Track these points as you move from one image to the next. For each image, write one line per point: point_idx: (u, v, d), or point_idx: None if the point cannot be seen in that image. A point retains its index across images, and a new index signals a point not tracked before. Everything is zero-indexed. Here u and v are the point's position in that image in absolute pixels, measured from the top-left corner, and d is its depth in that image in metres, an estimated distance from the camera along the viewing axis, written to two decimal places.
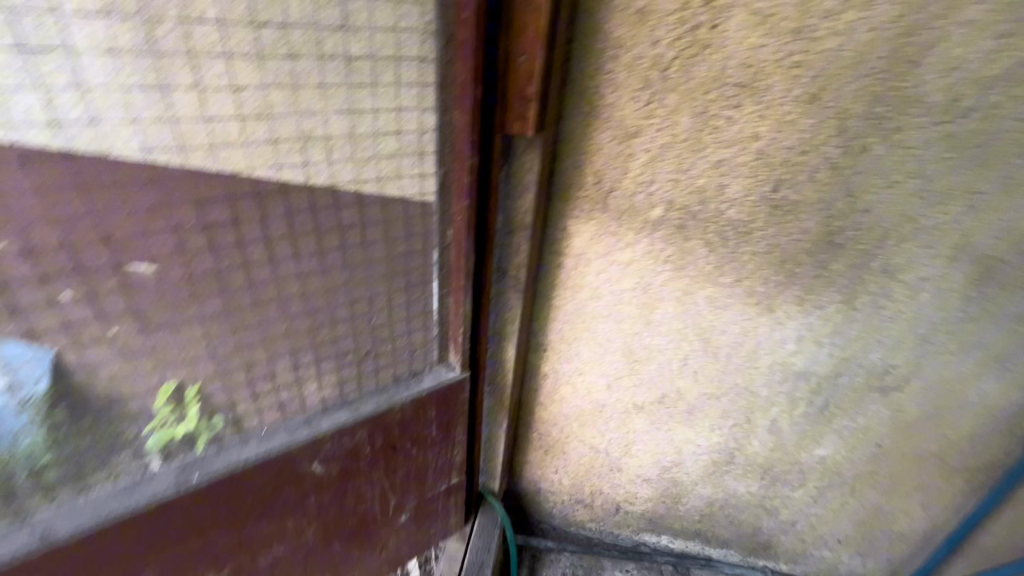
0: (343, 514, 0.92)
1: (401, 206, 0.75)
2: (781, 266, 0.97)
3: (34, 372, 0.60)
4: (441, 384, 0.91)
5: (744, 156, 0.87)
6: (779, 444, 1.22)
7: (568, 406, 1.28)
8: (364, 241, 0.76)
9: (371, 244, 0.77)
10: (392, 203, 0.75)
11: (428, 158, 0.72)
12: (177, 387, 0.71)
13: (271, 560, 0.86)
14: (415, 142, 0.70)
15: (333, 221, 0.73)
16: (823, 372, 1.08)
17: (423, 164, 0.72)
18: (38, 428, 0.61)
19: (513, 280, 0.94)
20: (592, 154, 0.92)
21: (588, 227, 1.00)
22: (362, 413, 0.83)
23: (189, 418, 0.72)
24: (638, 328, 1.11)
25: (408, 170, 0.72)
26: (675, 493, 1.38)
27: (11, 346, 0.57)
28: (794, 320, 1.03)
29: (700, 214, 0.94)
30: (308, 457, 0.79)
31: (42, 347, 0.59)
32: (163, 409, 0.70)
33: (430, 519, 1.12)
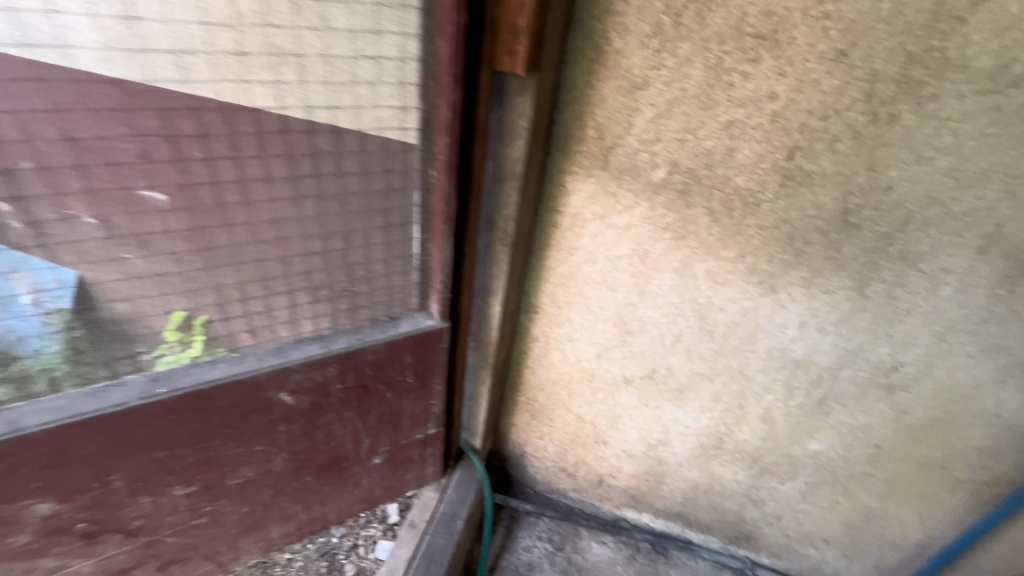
0: (313, 447, 0.93)
1: (380, 138, 0.73)
2: (788, 244, 0.90)
3: (60, 291, 0.65)
4: (418, 330, 0.90)
5: (757, 117, 0.80)
6: (770, 433, 1.17)
7: (556, 373, 1.26)
8: (341, 171, 0.73)
9: (348, 175, 0.74)
10: (369, 134, 0.72)
11: (408, 90, 0.69)
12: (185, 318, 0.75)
13: (239, 481, 0.88)
14: (394, 70, 0.68)
15: (308, 146, 0.71)
16: (824, 363, 1.02)
17: (404, 95, 0.70)
18: (58, 342, 0.66)
19: (501, 233, 0.91)
20: (595, 105, 0.86)
21: (586, 186, 0.95)
22: (333, 350, 0.83)
23: (194, 347, 0.76)
24: (632, 298, 1.07)
25: (388, 100, 0.70)
26: (659, 472, 1.36)
27: (39, 264, 0.63)
28: (797, 304, 0.97)
29: (705, 180, 0.88)
30: (276, 385, 0.80)
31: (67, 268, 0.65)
32: (172, 333, 0.74)
33: (405, 465, 1.13)
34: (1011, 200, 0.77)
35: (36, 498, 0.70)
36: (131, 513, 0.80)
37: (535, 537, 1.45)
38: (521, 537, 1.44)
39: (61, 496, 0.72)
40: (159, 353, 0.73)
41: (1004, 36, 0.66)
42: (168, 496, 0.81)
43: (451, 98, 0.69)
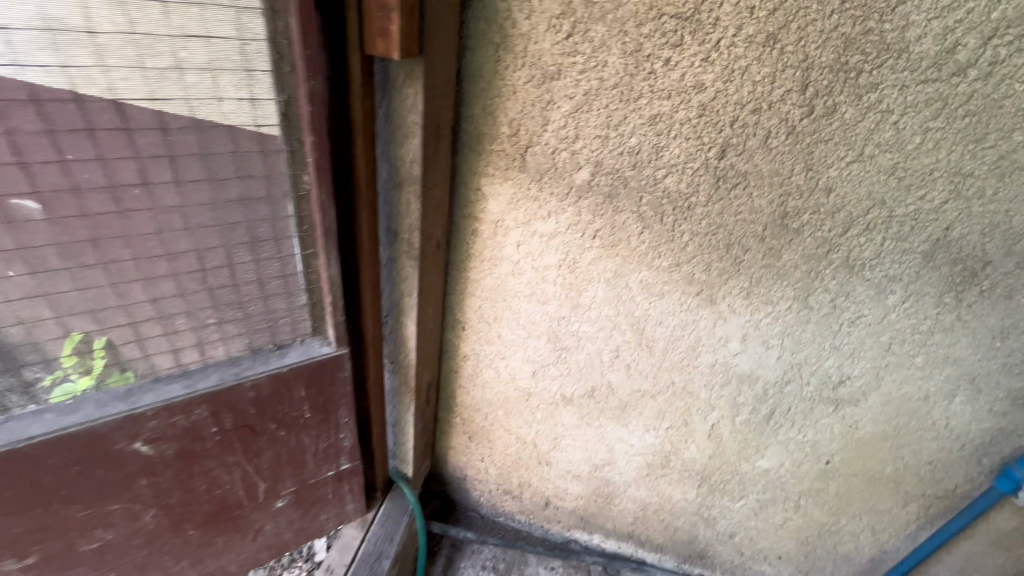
0: (192, 498, 0.80)
1: (230, 137, 0.58)
2: (725, 251, 0.82)
3: None
4: (309, 360, 0.78)
5: (684, 110, 0.71)
6: (718, 451, 1.09)
7: (491, 392, 1.15)
8: (181, 177, 0.58)
9: (193, 183, 0.59)
10: (213, 130, 0.57)
11: (258, 77, 0.56)
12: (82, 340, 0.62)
13: (96, 546, 0.74)
14: (235, 53, 0.54)
15: (127, 145, 0.53)
16: (769, 377, 0.94)
17: (254, 84, 0.56)
18: None
19: (406, 245, 0.80)
20: (505, 98, 0.76)
21: (504, 189, 0.84)
22: (200, 389, 0.70)
23: (96, 370, 0.64)
24: (564, 312, 0.97)
25: (231, 90, 0.55)
26: (606, 493, 1.27)
27: None
28: (739, 316, 0.88)
29: (633, 182, 0.78)
30: (126, 435, 0.67)
31: None
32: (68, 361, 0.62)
33: (318, 505, 1.00)
34: (957, 202, 0.70)
35: None
36: None
37: (478, 567, 1.34)
38: (462, 568, 1.33)
39: None
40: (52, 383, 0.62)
41: (946, 18, 0.59)
42: None
43: (309, 87, 0.57)
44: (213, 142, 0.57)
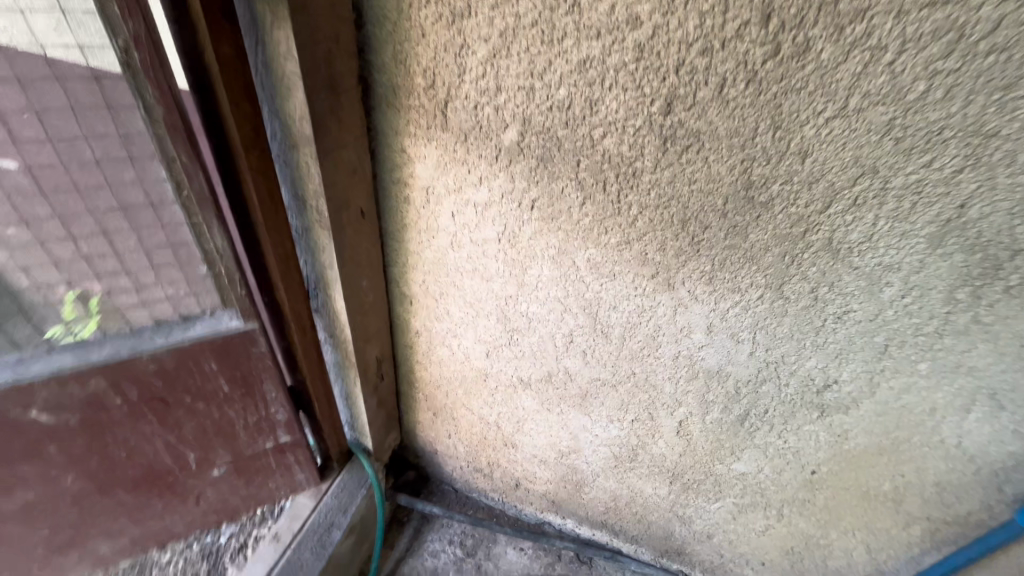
0: (114, 464, 0.80)
1: (65, 89, 0.53)
2: (681, 228, 0.69)
3: None
4: (215, 335, 0.74)
5: (618, 52, 0.57)
6: (689, 449, 0.98)
7: (448, 370, 1.09)
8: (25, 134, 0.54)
9: (38, 140, 0.55)
10: (45, 83, 0.52)
11: (82, 20, 0.49)
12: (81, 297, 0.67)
13: (20, 503, 0.76)
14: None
15: None
16: (741, 375, 0.82)
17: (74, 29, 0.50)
18: None
19: (316, 213, 0.73)
20: (414, 42, 0.64)
21: (429, 151, 0.74)
22: (91, 361, 0.67)
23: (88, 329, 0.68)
24: (510, 290, 0.87)
25: (53, 38, 0.51)
26: (575, 481, 1.19)
27: None
28: (702, 304, 0.76)
29: (567, 143, 0.66)
30: (17, 404, 0.66)
31: None
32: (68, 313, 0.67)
33: (262, 474, 1.00)
34: (977, 171, 0.52)
35: None
36: None
37: (445, 541, 1.32)
38: (428, 541, 1.32)
39: None
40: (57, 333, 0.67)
41: None
42: None
43: (134, 29, 0.49)
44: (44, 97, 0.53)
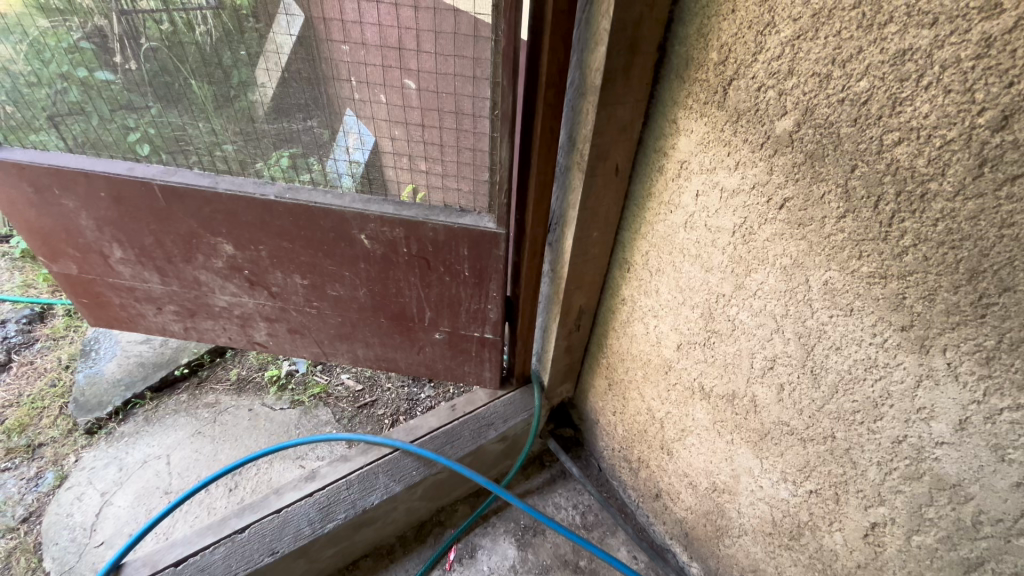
0: (386, 295, 1.13)
1: (452, 18, 0.78)
2: (967, 281, 0.54)
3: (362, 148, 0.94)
4: (475, 228, 0.95)
5: (955, 45, 0.48)
6: (875, 566, 0.78)
7: (637, 348, 1.11)
8: (421, 49, 0.82)
9: (426, 54, 0.82)
10: (444, 13, 0.78)
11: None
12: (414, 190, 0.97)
13: (335, 294, 1.16)
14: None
15: (399, 18, 0.80)
16: (990, 507, 0.60)
17: None
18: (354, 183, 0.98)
19: (579, 156, 0.86)
20: (723, 17, 0.67)
21: (697, 127, 0.77)
22: (402, 214, 0.97)
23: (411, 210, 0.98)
24: (725, 289, 0.84)
25: None
26: (718, 524, 1.08)
27: (361, 125, 0.93)
28: (961, 386, 0.59)
29: (848, 143, 0.60)
30: (358, 226, 1.00)
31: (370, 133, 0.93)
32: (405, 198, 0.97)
33: (463, 356, 1.24)
34: None
35: (220, 239, 1.09)
36: (272, 279, 1.16)
37: (570, 502, 1.38)
38: (557, 493, 1.40)
39: (234, 246, 1.09)
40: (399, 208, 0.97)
41: None
42: (292, 279, 1.15)
43: None
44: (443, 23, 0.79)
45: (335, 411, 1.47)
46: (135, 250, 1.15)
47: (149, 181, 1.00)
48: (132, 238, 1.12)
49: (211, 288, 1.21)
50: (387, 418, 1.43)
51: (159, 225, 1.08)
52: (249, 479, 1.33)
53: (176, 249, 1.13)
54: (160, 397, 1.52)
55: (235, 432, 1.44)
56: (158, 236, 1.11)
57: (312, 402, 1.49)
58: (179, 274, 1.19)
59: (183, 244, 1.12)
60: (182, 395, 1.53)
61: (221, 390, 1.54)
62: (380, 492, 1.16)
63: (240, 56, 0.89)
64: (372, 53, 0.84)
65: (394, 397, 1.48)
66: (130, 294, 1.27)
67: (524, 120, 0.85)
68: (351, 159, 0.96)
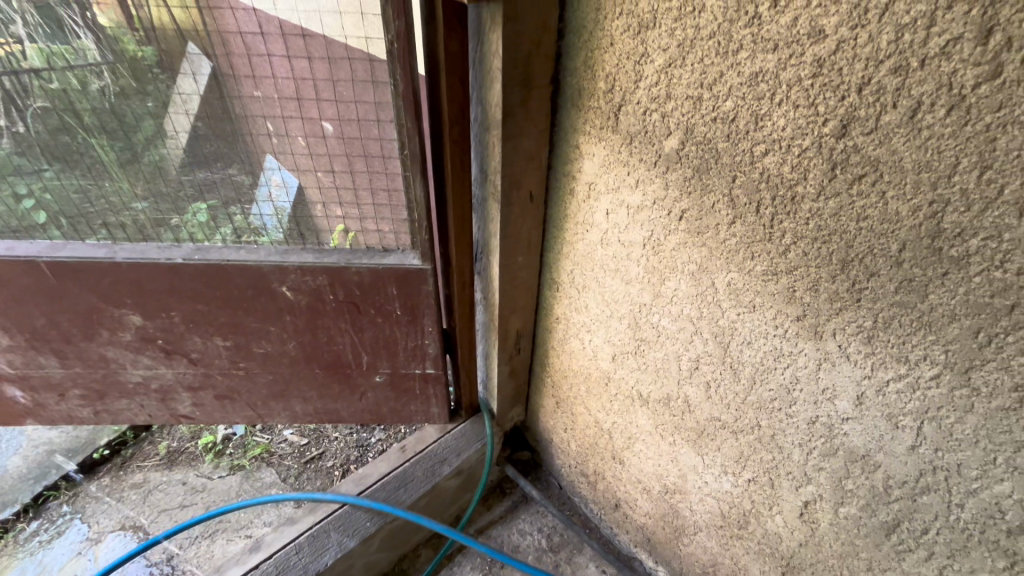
0: (317, 345, 1.09)
1: (347, 65, 0.79)
2: (840, 271, 0.60)
3: (287, 193, 0.91)
4: (400, 266, 0.95)
5: (795, 67, 0.55)
6: (813, 543, 0.82)
7: (577, 363, 1.13)
8: (319, 98, 0.83)
9: (326, 103, 0.83)
10: (338, 62, 0.79)
11: (370, 20, 0.73)
12: (344, 232, 0.95)
13: (263, 351, 1.11)
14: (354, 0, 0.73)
15: (292, 70, 0.80)
16: (895, 472, 0.66)
17: (366, 28, 0.74)
18: (280, 231, 0.94)
19: (492, 187, 0.88)
20: (604, 49, 0.72)
21: (598, 150, 0.81)
22: (323, 261, 0.95)
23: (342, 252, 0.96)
24: (646, 299, 0.88)
25: (353, 32, 0.76)
26: (674, 525, 1.10)
27: (286, 172, 0.90)
28: (853, 365, 0.64)
29: (726, 157, 0.65)
30: (278, 279, 0.97)
31: (296, 180, 0.91)
32: (334, 241, 0.96)
33: (407, 395, 1.22)
34: None
35: (126, 310, 1.02)
36: (190, 345, 1.09)
37: (534, 526, 1.37)
38: (520, 519, 1.39)
39: (142, 315, 1.03)
40: (319, 258, 0.95)
41: None
42: (212, 342, 1.09)
43: (398, 26, 0.71)
44: (339, 71, 0.80)
45: (280, 471, 1.39)
46: (26, 335, 1.05)
47: (34, 260, 0.93)
48: (21, 322, 1.03)
49: (121, 363, 1.13)
50: (337, 470, 1.37)
51: (53, 304, 1.00)
52: (187, 562, 1.22)
53: (75, 328, 1.05)
54: (78, 486, 1.38)
55: (168, 511, 1.32)
56: (52, 316, 1.02)
57: (254, 465, 1.40)
58: (81, 353, 1.10)
59: (83, 320, 1.03)
60: (104, 479, 1.40)
61: (149, 467, 1.42)
62: (333, 550, 1.11)
63: (126, 125, 0.84)
64: (269, 106, 0.84)
65: (342, 445, 1.42)
66: (26, 383, 1.15)
67: (434, 157, 0.87)
68: (275, 204, 0.91)
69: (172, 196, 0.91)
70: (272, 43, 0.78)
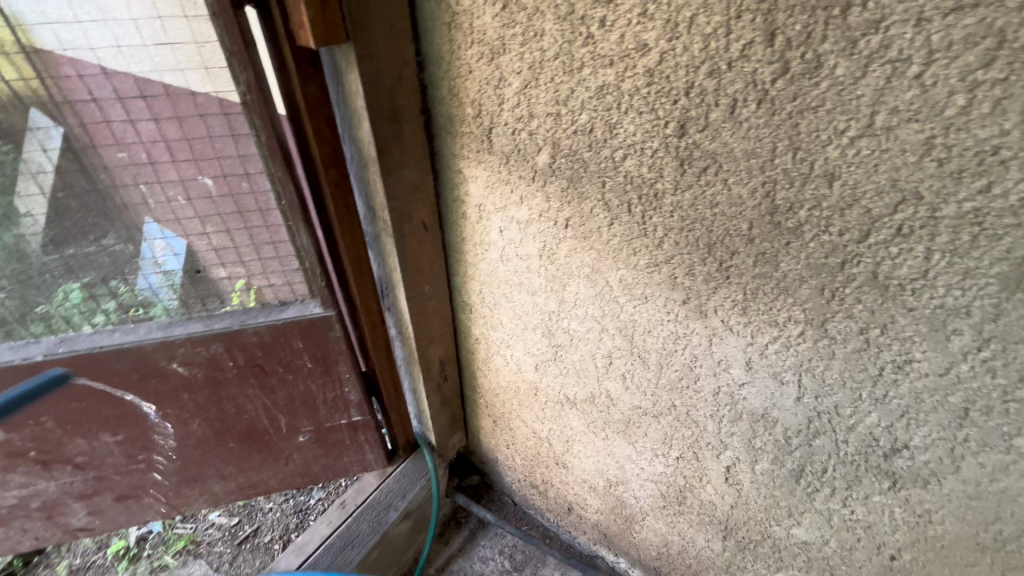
0: (226, 417, 1.01)
1: (202, 122, 0.75)
2: (708, 253, 0.66)
3: (176, 257, 0.86)
4: (301, 318, 0.91)
5: (631, 79, 0.60)
6: (741, 502, 0.88)
7: (504, 379, 1.14)
8: (176, 159, 0.78)
9: (185, 164, 0.78)
10: (190, 120, 0.75)
11: (216, 73, 0.70)
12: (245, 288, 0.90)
13: (164, 437, 1.01)
14: (194, 54, 0.69)
15: (140, 135, 0.75)
16: (790, 423, 0.73)
17: (213, 83, 0.71)
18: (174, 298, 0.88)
19: (382, 223, 0.86)
20: (464, 78, 0.74)
21: (480, 172, 0.83)
22: (214, 329, 0.88)
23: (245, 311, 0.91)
24: (553, 306, 0.91)
25: (200, 88, 0.72)
26: (624, 515, 1.14)
27: (171, 235, 0.84)
28: (737, 336, 0.70)
29: (593, 165, 0.69)
30: (165, 357, 0.88)
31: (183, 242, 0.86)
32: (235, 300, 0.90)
33: (337, 448, 1.16)
34: None
35: None
36: (73, 449, 0.97)
37: (495, 550, 1.35)
38: (480, 546, 1.36)
39: (5, 428, 0.89)
40: (211, 327, 0.88)
41: None
42: (99, 440, 0.97)
43: (248, 77, 0.68)
44: (193, 129, 0.76)
45: (210, 561, 1.26)
46: None
47: None
48: None
49: None
50: (276, 543, 1.27)
51: None
52: None
53: None
54: None
55: None
56: None
57: (178, 561, 1.26)
58: None
59: None
60: None
61: None
62: None
63: None
64: (121, 173, 0.77)
65: (278, 516, 1.32)
66: None
67: None
68: (164, 271, 0.86)
69: (15, 288, 0.80)
70: (110, 109, 0.72)
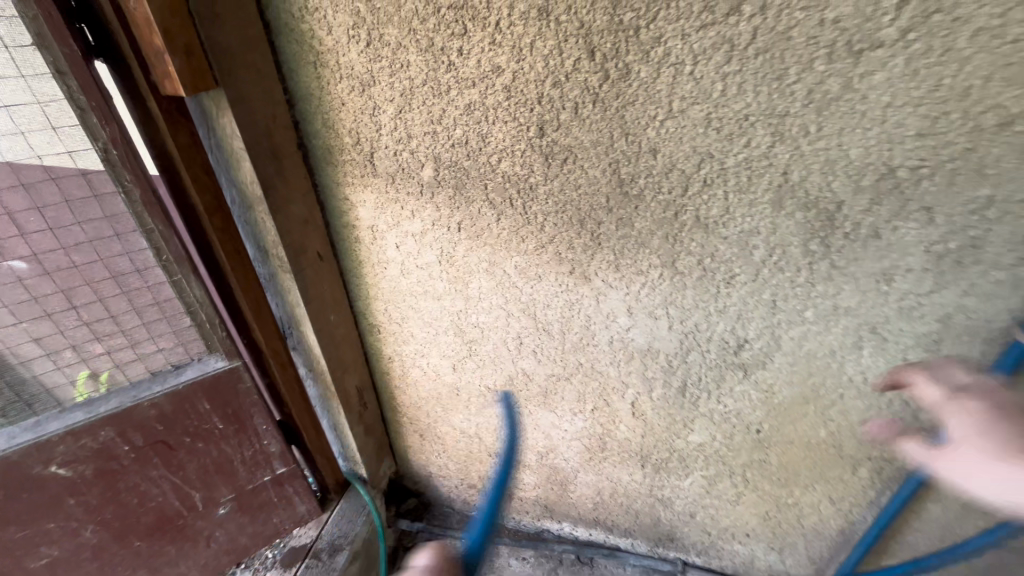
0: (127, 512, 0.90)
1: (54, 186, 0.69)
2: (581, 227, 0.81)
3: None
4: (204, 375, 0.86)
5: (492, 95, 0.71)
6: (648, 430, 1.06)
7: (424, 389, 1.18)
8: (22, 233, 0.70)
9: (35, 235, 0.70)
10: (38, 185, 0.68)
11: (68, 133, 0.66)
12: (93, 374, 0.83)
13: (47, 560, 0.86)
14: (38, 115, 0.64)
15: None
16: (669, 349, 0.91)
17: (64, 141, 0.66)
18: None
19: (277, 260, 0.86)
20: (337, 110, 0.79)
21: (367, 195, 0.88)
22: (98, 413, 0.80)
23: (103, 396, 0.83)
24: (460, 306, 0.99)
25: (45, 148, 0.66)
26: (559, 480, 1.26)
27: None
28: (616, 290, 0.86)
29: (473, 171, 0.80)
30: (40, 461, 0.78)
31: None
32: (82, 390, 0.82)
33: (265, 510, 1.08)
34: (785, 143, 0.65)
35: None
36: None
37: None
38: None
39: None
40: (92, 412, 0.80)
41: None
42: None
43: (110, 131, 0.66)
44: (41, 196, 0.69)
45: None
46: None
47: None
48: None
49: None
50: None
51: None
52: None
53: None
54: None
55: None
56: None
57: None
58: None
59: None
60: None
61: None
62: None
63: None
64: None
65: None
66: None
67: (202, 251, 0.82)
68: None
69: None
70: None
